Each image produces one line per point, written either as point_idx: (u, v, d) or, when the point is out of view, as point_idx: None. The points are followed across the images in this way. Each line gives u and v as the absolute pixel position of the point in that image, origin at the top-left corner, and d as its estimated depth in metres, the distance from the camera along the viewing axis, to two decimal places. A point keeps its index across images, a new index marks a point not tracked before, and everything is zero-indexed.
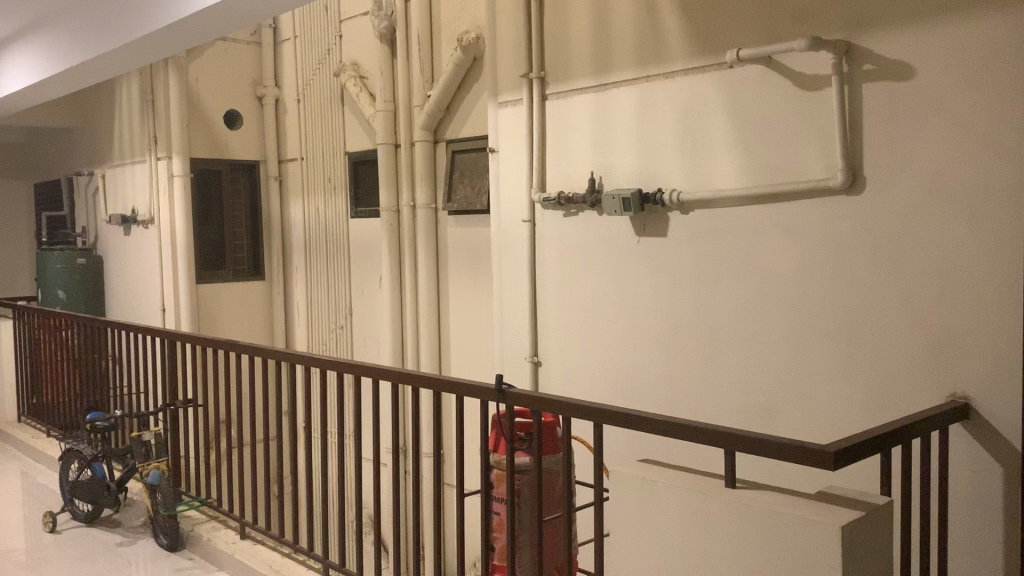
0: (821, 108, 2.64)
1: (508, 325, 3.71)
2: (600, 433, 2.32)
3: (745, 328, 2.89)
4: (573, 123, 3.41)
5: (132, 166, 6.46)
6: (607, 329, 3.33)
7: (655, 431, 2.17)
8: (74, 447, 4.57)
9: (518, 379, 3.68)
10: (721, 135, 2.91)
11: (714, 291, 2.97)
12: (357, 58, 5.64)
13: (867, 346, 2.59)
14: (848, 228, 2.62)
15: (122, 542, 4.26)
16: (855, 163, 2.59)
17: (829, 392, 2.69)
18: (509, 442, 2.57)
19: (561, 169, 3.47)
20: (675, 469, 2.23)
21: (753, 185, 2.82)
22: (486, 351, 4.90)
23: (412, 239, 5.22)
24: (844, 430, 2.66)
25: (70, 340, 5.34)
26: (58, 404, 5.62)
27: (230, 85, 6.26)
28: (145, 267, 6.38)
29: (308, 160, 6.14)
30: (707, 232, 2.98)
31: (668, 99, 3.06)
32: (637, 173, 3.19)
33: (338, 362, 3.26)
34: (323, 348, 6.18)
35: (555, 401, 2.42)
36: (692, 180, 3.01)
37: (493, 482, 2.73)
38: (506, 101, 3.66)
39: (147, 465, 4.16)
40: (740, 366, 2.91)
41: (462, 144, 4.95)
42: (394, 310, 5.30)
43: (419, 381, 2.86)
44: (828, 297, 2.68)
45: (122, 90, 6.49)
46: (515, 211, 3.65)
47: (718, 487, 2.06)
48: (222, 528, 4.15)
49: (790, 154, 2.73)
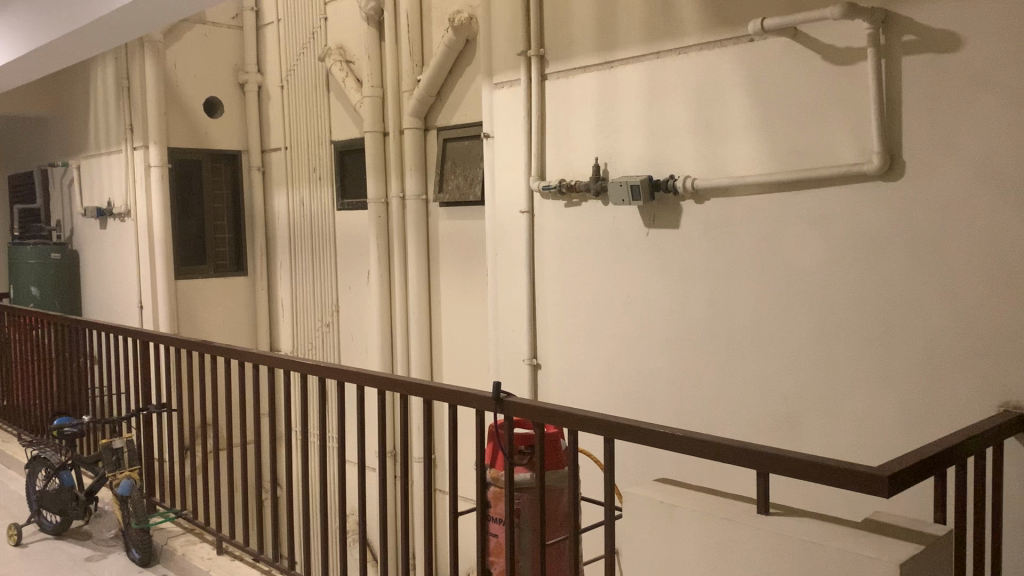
0: (854, 84, 2.38)
1: (504, 325, 3.45)
2: (612, 448, 2.06)
3: (766, 328, 2.63)
4: (576, 104, 3.14)
5: (108, 156, 6.15)
6: (612, 329, 3.07)
7: (675, 448, 1.90)
8: (41, 454, 4.29)
9: (517, 382, 3.41)
10: (740, 115, 2.65)
11: (732, 288, 2.71)
12: (343, 42, 5.34)
13: (905, 349, 2.34)
14: (884, 217, 2.36)
15: (92, 556, 3.98)
16: (893, 145, 2.33)
17: (862, 398, 2.43)
18: (508, 457, 2.29)
19: (561, 156, 3.20)
20: (697, 490, 1.97)
21: (776, 171, 2.56)
22: (480, 352, 4.63)
23: (402, 231, 4.95)
24: (880, 442, 2.41)
25: (41, 340, 5.05)
26: (29, 407, 5.32)
27: (209, 71, 5.96)
28: (122, 264, 6.08)
29: (293, 148, 5.85)
30: (725, 223, 2.72)
31: (680, 77, 2.80)
32: (646, 158, 2.93)
33: (321, 367, 2.98)
34: (309, 348, 5.91)
35: (560, 412, 2.15)
36: (707, 166, 2.75)
37: (490, 501, 2.48)
38: (501, 82, 3.38)
39: (118, 474, 3.87)
40: (761, 371, 2.65)
41: (454, 132, 4.67)
42: (383, 306, 5.03)
43: (408, 389, 2.59)
44: (861, 296, 2.42)
45: (97, 77, 6.17)
46: (512, 201, 3.38)
47: (750, 514, 1.79)
48: (198, 542, 3.87)
49: (819, 136, 2.47)
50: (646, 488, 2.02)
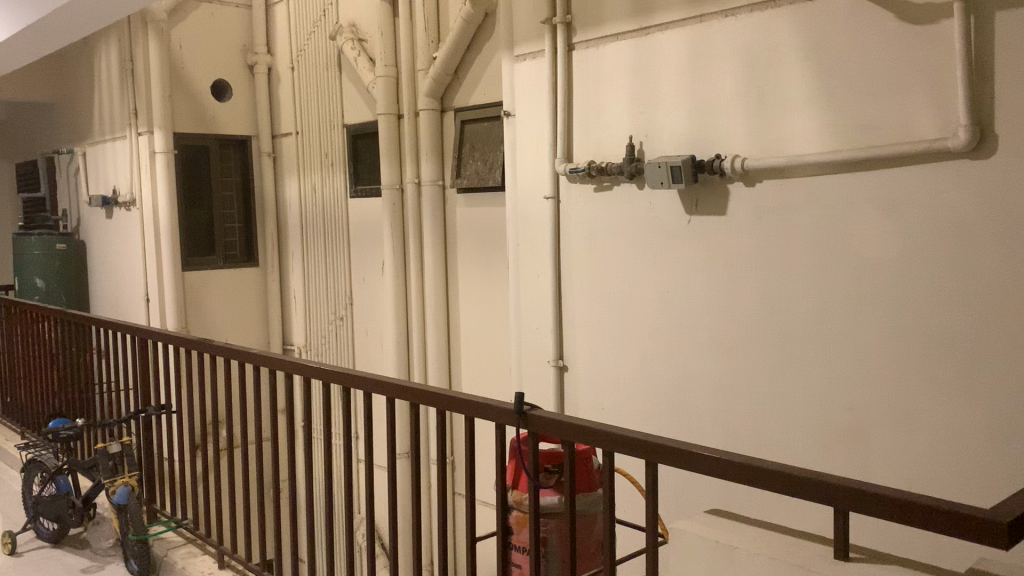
0: (935, 47, 2.08)
1: (527, 322, 3.18)
2: (655, 474, 1.70)
3: (830, 329, 2.35)
4: (608, 78, 2.84)
5: (113, 143, 5.89)
6: (649, 327, 2.79)
7: (725, 474, 1.55)
8: (37, 458, 4.05)
9: (541, 385, 3.14)
10: (799, 86, 2.36)
11: (789, 283, 2.43)
12: (355, 19, 5.03)
13: (995, 358, 2.04)
14: (972, 200, 2.05)
15: (88, 568, 3.72)
16: (981, 116, 2.02)
17: (945, 410, 2.14)
18: (534, 479, 1.98)
19: (591, 135, 2.91)
20: (758, 526, 1.68)
21: (841, 148, 2.27)
22: (500, 349, 4.35)
23: (418, 219, 4.65)
24: (966, 466, 2.11)
25: (42, 335, 4.81)
26: (31, 405, 5.08)
27: (217, 52, 5.69)
28: (128, 254, 5.83)
29: (304, 133, 5.56)
30: (781, 210, 2.43)
31: (726, 45, 2.51)
32: (688, 135, 2.63)
33: (324, 369, 2.70)
34: (322, 343, 5.65)
35: (592, 430, 1.81)
36: (759, 144, 2.46)
37: (511, 525, 2.18)
38: (523, 54, 3.10)
39: (115, 482, 3.62)
40: (821, 376, 2.37)
41: (471, 113, 4.36)
42: (398, 300, 4.76)
43: (416, 397, 2.29)
44: (942, 291, 2.13)
45: (101, 59, 5.90)
46: (536, 186, 3.09)
47: (826, 560, 1.49)
48: (199, 554, 3.59)
49: (893, 108, 2.17)
50: (696, 521, 1.72)
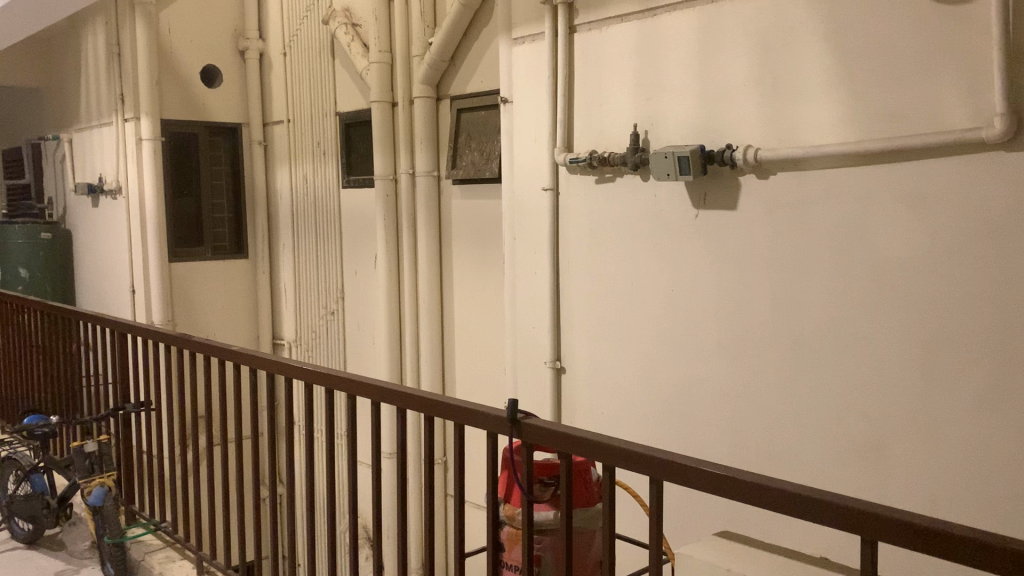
0: (967, 29, 1.92)
1: (523, 320, 3.03)
2: (659, 492, 1.53)
3: (847, 334, 2.20)
4: (611, 62, 2.68)
5: (99, 129, 5.71)
6: (651, 328, 2.64)
7: (738, 493, 1.38)
8: (12, 455, 3.88)
9: (538, 386, 2.99)
10: (817, 72, 2.20)
11: (803, 283, 2.28)
12: (349, 3, 4.85)
13: None
14: (1006, 198, 1.89)
15: (62, 571, 3.57)
16: (1018, 106, 1.86)
17: (971, 423, 1.99)
18: (528, 493, 1.82)
19: (593, 122, 2.76)
20: (772, 552, 1.53)
21: (862, 139, 2.12)
22: (494, 348, 4.20)
23: (411, 211, 4.48)
24: (991, 484, 1.96)
25: (20, 326, 4.63)
26: (10, 398, 4.92)
27: (207, 37, 5.51)
28: (115, 244, 5.65)
29: (296, 121, 5.38)
30: (796, 205, 2.27)
31: (739, 27, 2.35)
32: (697, 125, 2.48)
33: (303, 368, 2.53)
34: (312, 338, 5.49)
35: (591, 442, 1.64)
36: (773, 134, 2.31)
37: (502, 542, 2.03)
38: (522, 38, 2.95)
39: (91, 482, 3.46)
40: (836, 383, 2.22)
41: (467, 101, 4.19)
42: (390, 295, 4.59)
43: (400, 401, 2.13)
44: (971, 296, 1.97)
45: (88, 41, 5.72)
46: (533, 175, 2.94)
47: None
48: (178, 558, 3.44)
49: (919, 96, 2.01)
50: (705, 545, 1.57)
